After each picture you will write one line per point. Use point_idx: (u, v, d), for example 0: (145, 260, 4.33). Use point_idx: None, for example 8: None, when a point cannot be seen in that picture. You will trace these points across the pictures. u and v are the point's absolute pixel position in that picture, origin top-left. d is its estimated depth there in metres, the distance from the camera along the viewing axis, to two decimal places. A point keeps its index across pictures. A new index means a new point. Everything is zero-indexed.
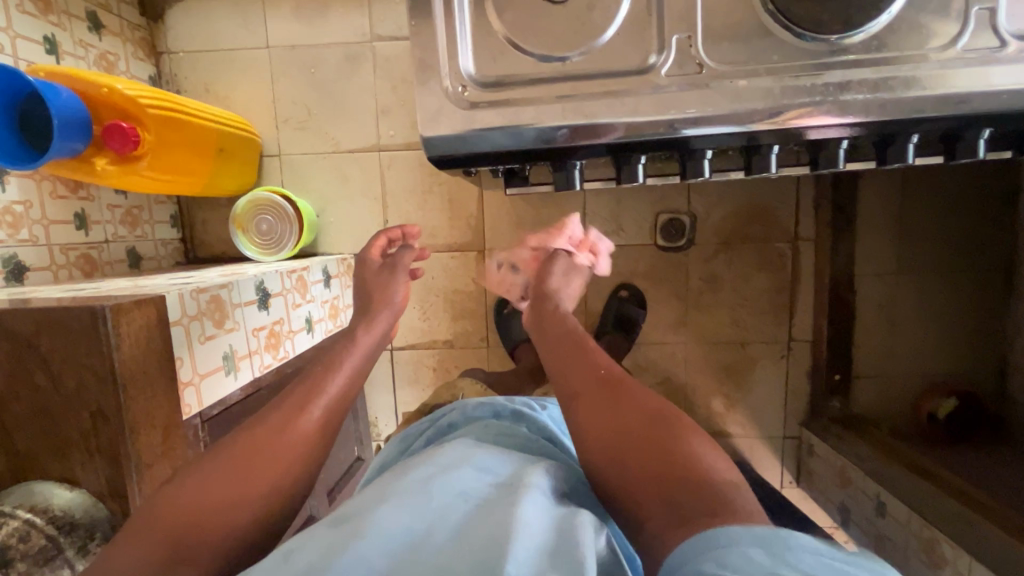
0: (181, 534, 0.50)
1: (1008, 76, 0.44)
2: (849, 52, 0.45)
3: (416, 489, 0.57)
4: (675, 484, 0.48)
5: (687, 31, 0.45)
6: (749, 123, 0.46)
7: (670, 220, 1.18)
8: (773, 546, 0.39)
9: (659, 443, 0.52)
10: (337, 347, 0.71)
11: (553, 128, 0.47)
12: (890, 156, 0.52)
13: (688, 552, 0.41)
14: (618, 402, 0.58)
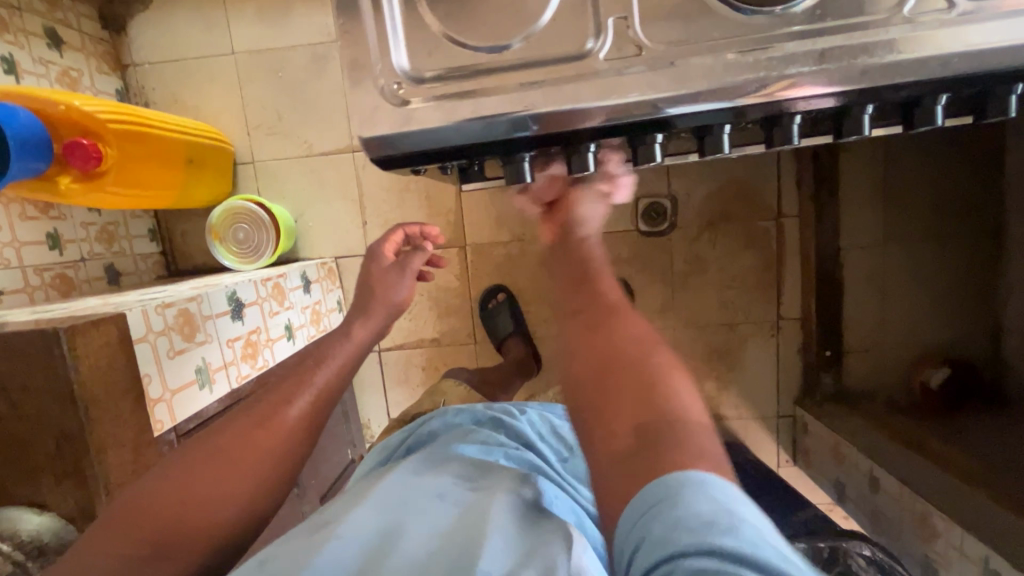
0: (156, 534, 0.50)
1: (956, 39, 0.42)
2: (794, 23, 0.43)
3: (393, 493, 0.58)
4: (649, 415, 0.47)
5: (623, 12, 0.44)
6: (727, 99, 0.44)
7: (651, 204, 1.16)
8: (722, 505, 0.38)
9: (644, 372, 0.51)
10: (331, 337, 0.70)
11: (522, 116, 0.44)
12: (846, 129, 0.50)
13: (640, 507, 0.40)
14: (609, 332, 0.56)
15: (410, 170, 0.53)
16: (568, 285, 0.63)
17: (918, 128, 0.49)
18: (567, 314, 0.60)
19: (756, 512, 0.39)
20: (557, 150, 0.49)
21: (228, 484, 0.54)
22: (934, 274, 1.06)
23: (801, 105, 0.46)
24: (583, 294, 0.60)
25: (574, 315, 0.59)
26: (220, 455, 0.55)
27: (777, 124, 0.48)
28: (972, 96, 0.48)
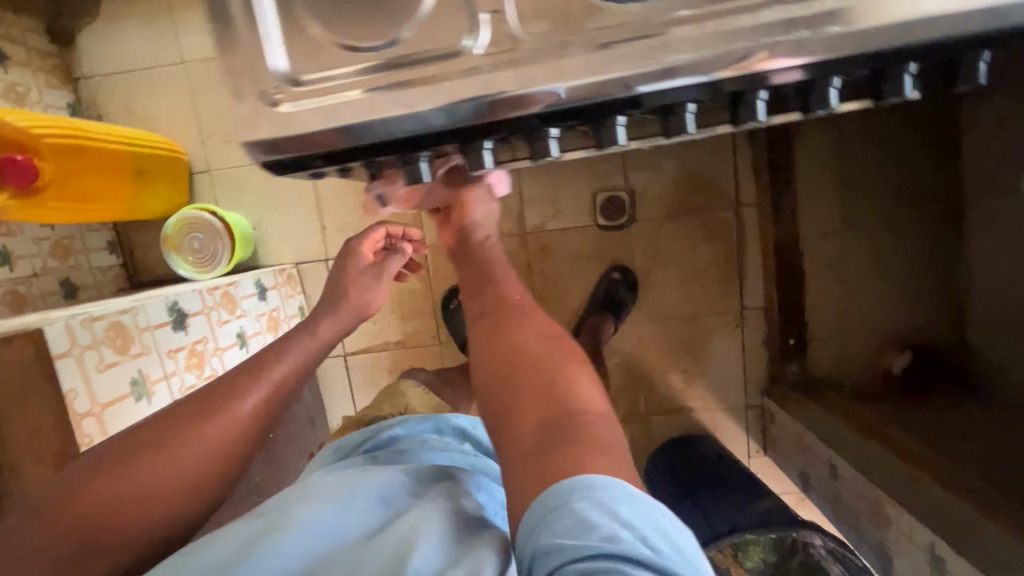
0: (86, 529, 0.50)
1: (834, 20, 0.40)
2: (678, 9, 0.42)
3: (337, 488, 0.56)
4: (549, 411, 0.48)
5: (496, 7, 0.42)
6: (703, 73, 0.42)
7: (609, 197, 1.15)
8: (607, 507, 0.39)
9: (542, 368, 0.52)
10: (294, 334, 0.71)
11: (484, 100, 0.42)
12: (742, 116, 0.48)
13: (533, 513, 0.41)
14: (507, 331, 0.58)
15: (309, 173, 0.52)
16: (477, 287, 0.67)
17: (814, 111, 0.48)
18: (477, 318, 0.62)
19: (643, 500, 0.41)
20: (451, 146, 0.48)
21: (166, 477, 0.54)
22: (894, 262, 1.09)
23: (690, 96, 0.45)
24: (490, 297, 0.64)
25: (479, 318, 0.62)
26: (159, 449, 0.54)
27: (672, 113, 0.47)
28: (867, 79, 0.47)
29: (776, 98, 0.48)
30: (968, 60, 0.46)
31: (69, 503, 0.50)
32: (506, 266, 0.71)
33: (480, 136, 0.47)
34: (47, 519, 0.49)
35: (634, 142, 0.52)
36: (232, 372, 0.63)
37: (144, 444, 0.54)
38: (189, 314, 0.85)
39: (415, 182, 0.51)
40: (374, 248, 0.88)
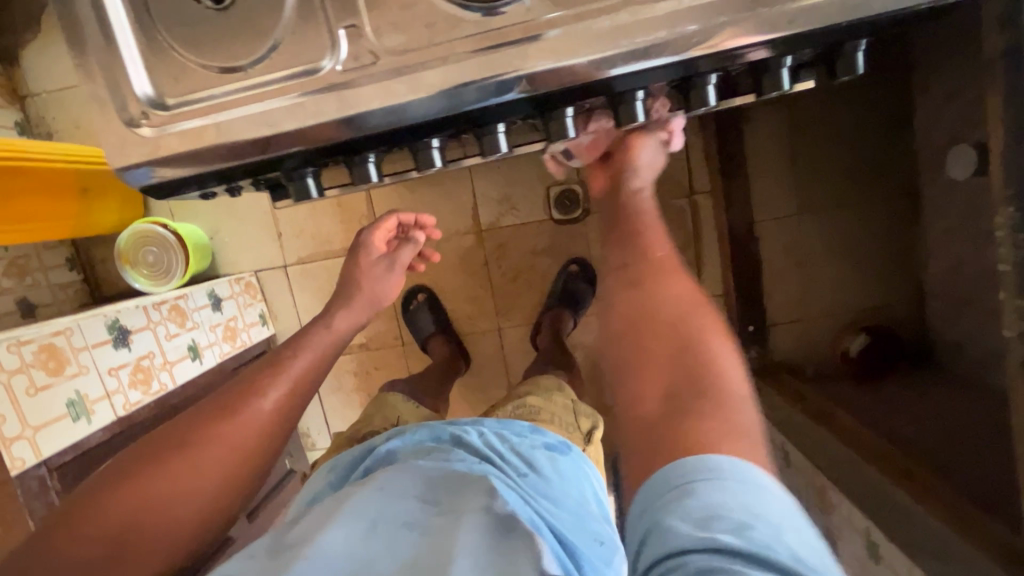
0: (117, 534, 0.51)
1: (687, 20, 0.40)
2: (535, 13, 0.40)
3: (364, 509, 0.55)
4: (682, 381, 0.48)
5: (352, 21, 0.41)
6: (675, 53, 0.41)
7: (563, 192, 1.14)
8: (733, 495, 0.38)
9: (680, 335, 0.52)
10: (312, 329, 0.68)
11: (537, 73, 0.41)
12: (622, 119, 0.47)
13: (651, 496, 0.41)
14: (648, 292, 0.55)
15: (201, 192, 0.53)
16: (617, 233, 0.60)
17: (696, 109, 0.49)
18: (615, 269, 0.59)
19: (773, 495, 0.39)
20: (338, 163, 0.50)
21: (189, 482, 0.54)
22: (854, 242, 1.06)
23: (569, 97, 0.44)
24: (631, 247, 0.58)
25: (618, 268, 0.58)
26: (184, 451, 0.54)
27: (553, 118, 0.46)
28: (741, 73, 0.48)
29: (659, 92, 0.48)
30: (846, 50, 0.45)
31: (98, 511, 0.51)
32: (657, 219, 0.61)
33: (365, 150, 0.48)
34: (75, 529, 0.50)
35: (515, 150, 0.52)
36: (251, 368, 0.62)
37: (169, 447, 0.55)
38: (132, 331, 0.85)
39: (304, 202, 0.52)
40: (386, 237, 0.82)
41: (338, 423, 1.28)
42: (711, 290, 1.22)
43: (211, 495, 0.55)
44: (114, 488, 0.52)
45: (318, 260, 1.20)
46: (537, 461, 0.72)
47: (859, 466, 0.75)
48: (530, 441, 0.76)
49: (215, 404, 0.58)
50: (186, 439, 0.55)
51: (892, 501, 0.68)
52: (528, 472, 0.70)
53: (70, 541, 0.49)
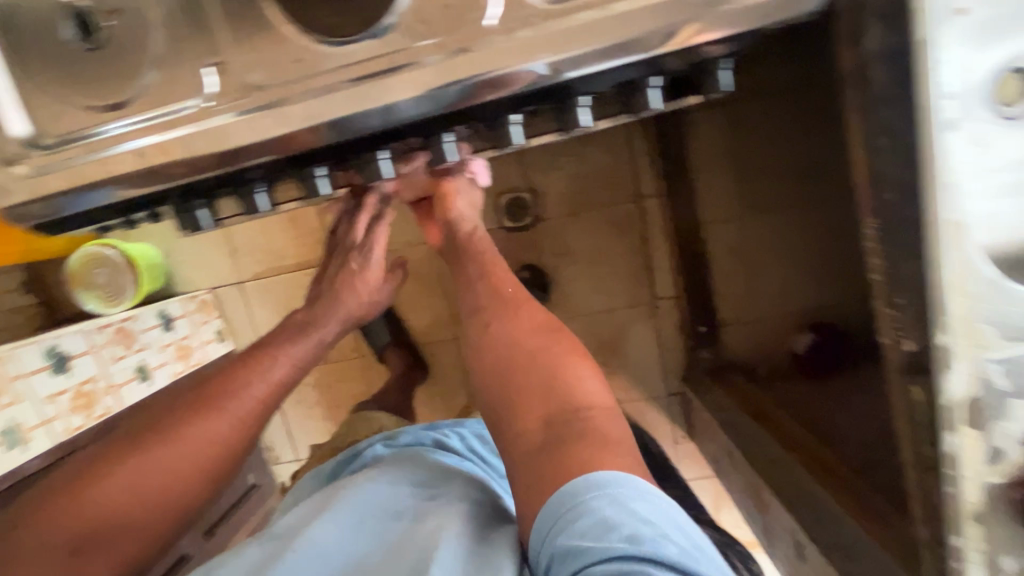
0: (98, 518, 0.60)
1: (539, 50, 0.40)
2: (391, 45, 0.40)
3: (359, 502, 0.65)
4: (554, 408, 0.58)
5: (219, 58, 0.42)
6: (643, 52, 0.41)
7: (512, 199, 1.16)
8: (626, 506, 0.47)
9: (539, 367, 0.61)
10: (286, 334, 0.76)
11: (499, 75, 0.41)
12: (502, 138, 0.52)
13: (561, 508, 0.49)
14: (505, 326, 0.66)
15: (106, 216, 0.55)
16: (470, 277, 0.75)
17: (573, 130, 0.51)
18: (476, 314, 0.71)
19: (653, 497, 0.50)
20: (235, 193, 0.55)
21: (175, 474, 0.63)
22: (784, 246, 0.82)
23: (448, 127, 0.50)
24: (485, 292, 0.71)
25: (476, 311, 0.70)
26: (165, 445, 0.63)
27: (434, 143, 0.52)
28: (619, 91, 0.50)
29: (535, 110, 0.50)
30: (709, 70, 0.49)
31: (95, 493, 0.61)
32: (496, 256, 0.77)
33: (255, 180, 0.53)
34: (58, 515, 0.60)
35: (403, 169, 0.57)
36: (229, 371, 0.70)
37: (157, 437, 0.64)
38: (73, 356, 0.90)
39: (195, 232, 0.57)
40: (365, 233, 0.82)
41: (301, 436, 1.28)
42: (665, 291, 1.22)
43: (189, 483, 0.64)
44: (109, 470, 0.62)
45: (272, 276, 1.17)
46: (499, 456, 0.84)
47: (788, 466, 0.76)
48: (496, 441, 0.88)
49: (191, 405, 0.67)
50: (170, 431, 0.64)
51: (821, 504, 0.69)
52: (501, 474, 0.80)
53: (72, 515, 0.60)
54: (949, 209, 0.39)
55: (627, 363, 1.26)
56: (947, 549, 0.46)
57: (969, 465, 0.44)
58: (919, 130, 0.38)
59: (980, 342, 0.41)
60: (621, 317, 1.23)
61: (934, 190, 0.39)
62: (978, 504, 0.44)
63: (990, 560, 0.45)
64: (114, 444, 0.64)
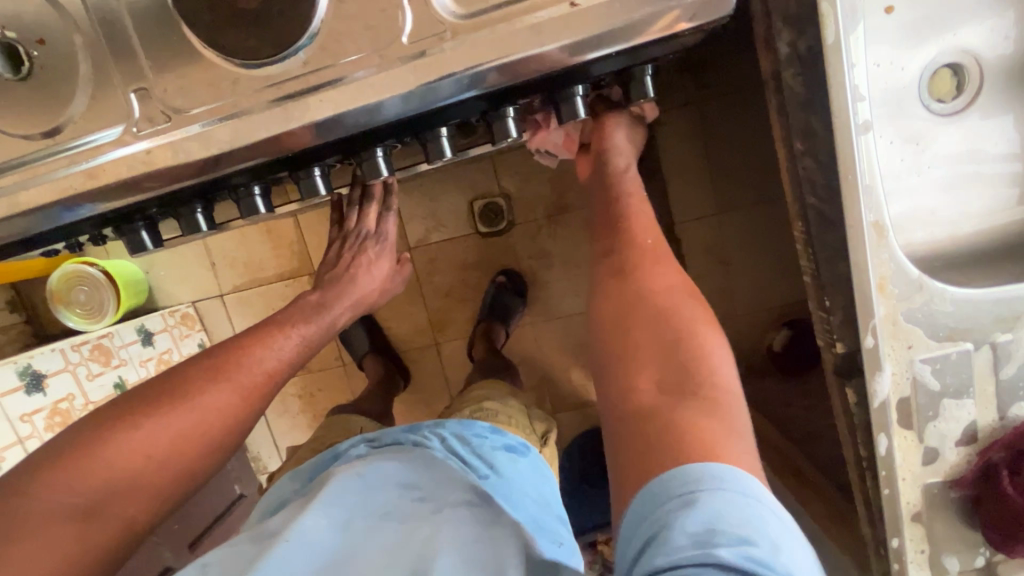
0: (90, 492, 0.45)
1: (453, 64, 0.40)
2: (306, 66, 0.41)
3: (335, 502, 0.51)
4: (677, 372, 0.43)
5: (141, 84, 0.42)
6: (606, 49, 0.41)
7: (486, 205, 1.12)
8: (735, 510, 0.33)
9: (664, 325, 0.46)
10: (303, 305, 0.63)
11: (496, 66, 0.40)
12: (432, 156, 0.50)
13: (650, 499, 0.36)
14: (637, 276, 0.50)
15: (52, 233, 0.56)
16: (600, 223, 0.58)
17: (502, 143, 0.50)
18: (598, 257, 0.56)
19: (774, 509, 0.35)
20: (174, 212, 0.54)
21: (178, 444, 0.48)
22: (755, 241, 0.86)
23: (375, 143, 0.49)
24: (612, 234, 0.56)
25: (605, 255, 0.55)
26: (177, 406, 0.49)
27: (365, 160, 0.50)
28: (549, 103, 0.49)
29: (463, 124, 0.51)
30: (635, 76, 0.49)
31: (102, 458, 0.46)
32: (639, 195, 0.59)
33: (193, 202, 0.52)
34: (40, 491, 0.44)
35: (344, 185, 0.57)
36: (244, 334, 0.56)
37: (170, 398, 0.49)
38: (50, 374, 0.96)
39: (140, 252, 0.57)
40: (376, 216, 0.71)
41: (286, 445, 1.29)
42: None
43: (198, 460, 0.49)
44: (134, 425, 0.47)
45: (253, 287, 1.17)
46: (496, 461, 0.63)
47: None
48: (490, 443, 0.66)
49: (204, 363, 0.52)
50: (184, 390, 0.50)
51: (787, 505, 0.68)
52: (487, 473, 0.61)
53: (69, 478, 0.44)
54: (869, 210, 0.39)
55: None
56: (888, 550, 0.46)
57: (904, 466, 0.44)
58: (834, 131, 0.38)
59: (908, 341, 0.42)
60: None
61: (853, 192, 0.39)
62: (915, 504, 0.45)
63: (928, 558, 0.46)
64: (120, 399, 0.50)
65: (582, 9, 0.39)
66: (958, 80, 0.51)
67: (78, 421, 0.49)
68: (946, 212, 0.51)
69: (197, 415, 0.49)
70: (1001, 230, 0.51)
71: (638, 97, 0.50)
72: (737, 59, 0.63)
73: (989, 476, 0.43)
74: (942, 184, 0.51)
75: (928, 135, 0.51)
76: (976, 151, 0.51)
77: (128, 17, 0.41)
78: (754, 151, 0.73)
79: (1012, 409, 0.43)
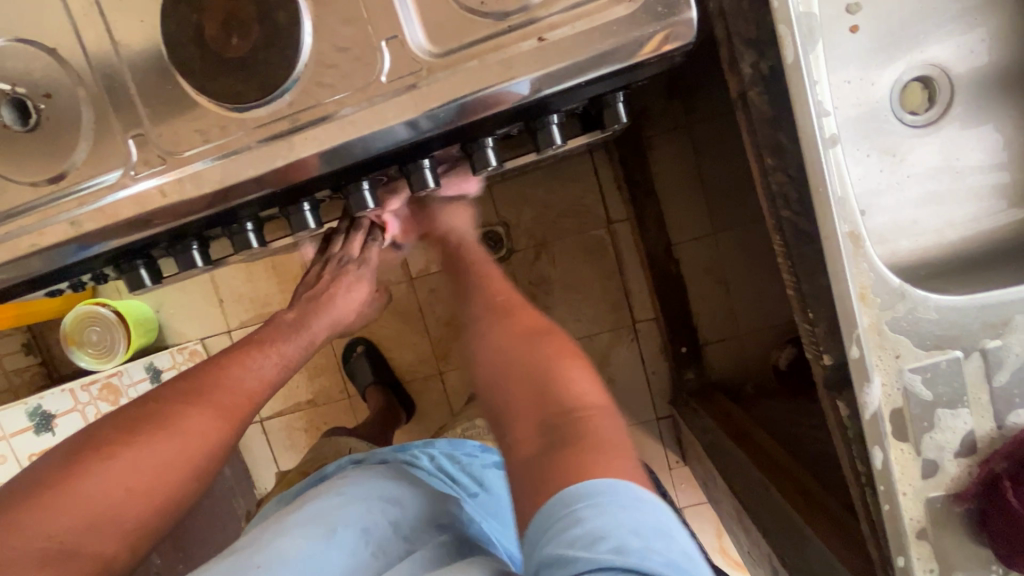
0: (79, 524, 0.45)
1: (431, 98, 0.42)
2: (291, 107, 0.43)
3: (318, 520, 0.52)
4: (548, 411, 0.48)
5: (140, 130, 0.45)
6: (576, 78, 0.42)
7: (485, 233, 1.13)
8: (616, 515, 0.37)
9: (532, 374, 0.51)
10: (281, 328, 0.64)
11: (473, 99, 0.42)
12: (417, 186, 0.52)
13: (547, 518, 0.39)
14: (493, 336, 0.57)
15: (55, 274, 0.57)
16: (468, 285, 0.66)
17: (483, 171, 0.51)
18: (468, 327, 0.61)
19: (653, 506, 0.39)
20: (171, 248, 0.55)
21: (163, 470, 0.49)
22: (749, 259, 0.86)
23: (360, 176, 0.51)
24: (478, 300, 0.63)
25: (474, 319, 0.61)
26: (160, 432, 0.50)
27: (353, 193, 0.52)
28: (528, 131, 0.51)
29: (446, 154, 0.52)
30: (607, 103, 0.50)
31: (83, 490, 0.46)
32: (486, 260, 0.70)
33: (189, 239, 0.54)
34: (24, 525, 0.44)
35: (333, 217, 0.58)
36: (223, 357, 0.57)
37: (152, 425, 0.50)
38: (61, 415, 1.03)
39: (141, 289, 0.58)
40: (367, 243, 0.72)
41: None
42: (642, 313, 1.15)
43: (181, 486, 0.50)
44: (117, 454, 0.48)
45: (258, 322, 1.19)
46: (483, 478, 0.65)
47: (768, 489, 0.73)
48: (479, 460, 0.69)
49: (189, 389, 0.53)
50: (167, 416, 0.51)
51: (798, 529, 0.64)
52: (475, 491, 0.63)
53: (54, 512, 0.45)
54: (844, 221, 0.40)
55: (615, 389, 1.18)
56: (893, 569, 0.44)
57: (904, 480, 0.43)
58: (802, 147, 0.39)
59: (895, 351, 0.41)
60: (602, 342, 1.17)
61: (825, 204, 0.39)
62: (919, 520, 0.43)
63: None
64: (98, 429, 0.50)
65: (551, 42, 0.41)
66: (929, 92, 0.52)
67: (61, 449, 0.50)
68: (927, 221, 0.51)
69: (182, 440, 0.50)
70: (986, 236, 0.51)
71: (612, 122, 0.51)
72: (715, 81, 0.65)
73: (993, 488, 0.42)
74: (919, 196, 0.52)
75: (904, 147, 0.53)
76: (952, 161, 0.52)
77: (129, 70, 0.44)
78: (740, 171, 0.76)
79: (1009, 417, 0.42)
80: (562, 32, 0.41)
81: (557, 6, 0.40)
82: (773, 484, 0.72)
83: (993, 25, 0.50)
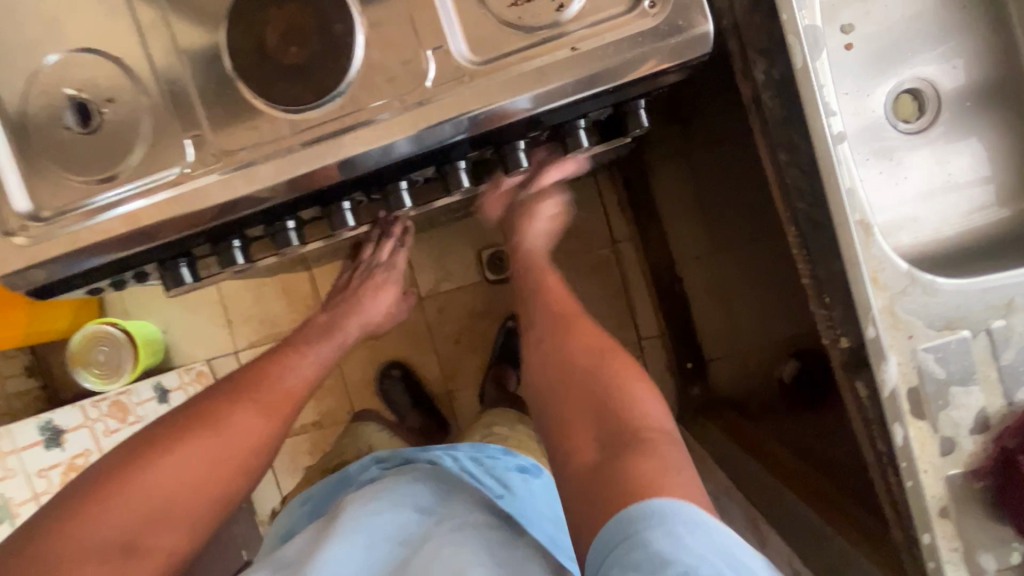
0: (139, 516, 0.49)
1: (474, 100, 0.45)
2: (341, 109, 0.46)
3: (356, 526, 0.53)
4: (612, 427, 0.51)
5: (198, 130, 0.48)
6: (607, 83, 0.46)
7: (493, 253, 1.17)
8: (702, 537, 0.40)
9: (597, 385, 0.54)
10: (316, 330, 0.65)
11: (511, 103, 0.45)
12: (452, 185, 0.54)
13: (625, 527, 0.42)
14: (564, 337, 0.58)
15: (94, 275, 0.58)
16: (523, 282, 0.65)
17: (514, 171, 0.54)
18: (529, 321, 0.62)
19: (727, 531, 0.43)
20: (211, 246, 0.57)
21: (213, 466, 0.52)
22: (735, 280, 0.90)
23: (399, 176, 0.53)
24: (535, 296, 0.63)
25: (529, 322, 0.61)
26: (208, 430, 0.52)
27: (391, 193, 0.55)
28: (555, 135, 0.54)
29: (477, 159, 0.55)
30: (629, 109, 0.54)
31: (140, 483, 0.49)
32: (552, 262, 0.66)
33: (230, 236, 0.55)
34: (93, 516, 0.48)
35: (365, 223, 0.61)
36: (263, 356, 0.59)
37: (200, 422, 0.52)
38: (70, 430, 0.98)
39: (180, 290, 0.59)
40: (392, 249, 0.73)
41: None
42: (648, 331, 1.22)
43: (229, 479, 0.53)
44: (168, 449, 0.51)
45: (268, 342, 1.20)
46: (509, 481, 0.68)
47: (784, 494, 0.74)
48: (504, 464, 0.70)
49: (232, 387, 0.56)
50: (214, 414, 0.53)
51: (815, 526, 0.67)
52: (502, 493, 0.65)
53: (117, 505, 0.49)
54: (854, 211, 0.43)
55: None
56: (920, 548, 0.45)
57: (924, 458, 0.45)
58: (815, 142, 0.43)
59: (909, 332, 0.44)
60: None
61: (837, 196, 0.43)
62: (941, 498, 0.45)
63: (964, 558, 0.45)
64: (154, 425, 0.53)
65: (583, 51, 0.45)
66: (919, 104, 0.57)
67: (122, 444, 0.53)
68: (926, 218, 0.56)
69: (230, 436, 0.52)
70: (981, 233, 0.55)
71: (633, 127, 0.56)
72: (710, 96, 0.69)
73: (1008, 464, 0.44)
74: (919, 196, 0.56)
75: (900, 152, 0.58)
76: (943, 168, 0.57)
77: (190, 76, 0.47)
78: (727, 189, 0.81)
79: (1019, 394, 0.44)
80: (594, 42, 0.45)
81: (586, 21, 0.45)
82: (789, 490, 0.73)
83: (973, 43, 0.55)
